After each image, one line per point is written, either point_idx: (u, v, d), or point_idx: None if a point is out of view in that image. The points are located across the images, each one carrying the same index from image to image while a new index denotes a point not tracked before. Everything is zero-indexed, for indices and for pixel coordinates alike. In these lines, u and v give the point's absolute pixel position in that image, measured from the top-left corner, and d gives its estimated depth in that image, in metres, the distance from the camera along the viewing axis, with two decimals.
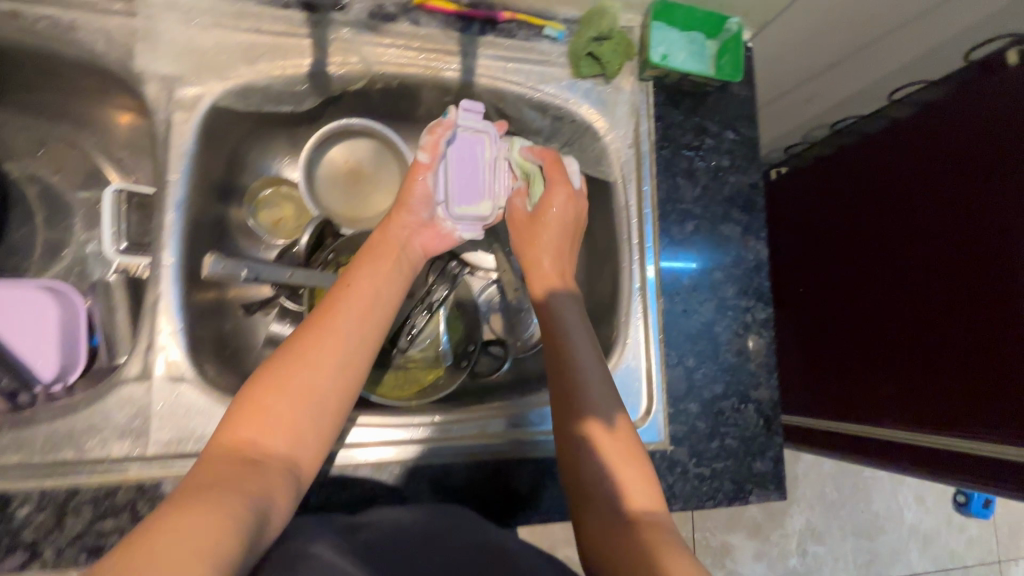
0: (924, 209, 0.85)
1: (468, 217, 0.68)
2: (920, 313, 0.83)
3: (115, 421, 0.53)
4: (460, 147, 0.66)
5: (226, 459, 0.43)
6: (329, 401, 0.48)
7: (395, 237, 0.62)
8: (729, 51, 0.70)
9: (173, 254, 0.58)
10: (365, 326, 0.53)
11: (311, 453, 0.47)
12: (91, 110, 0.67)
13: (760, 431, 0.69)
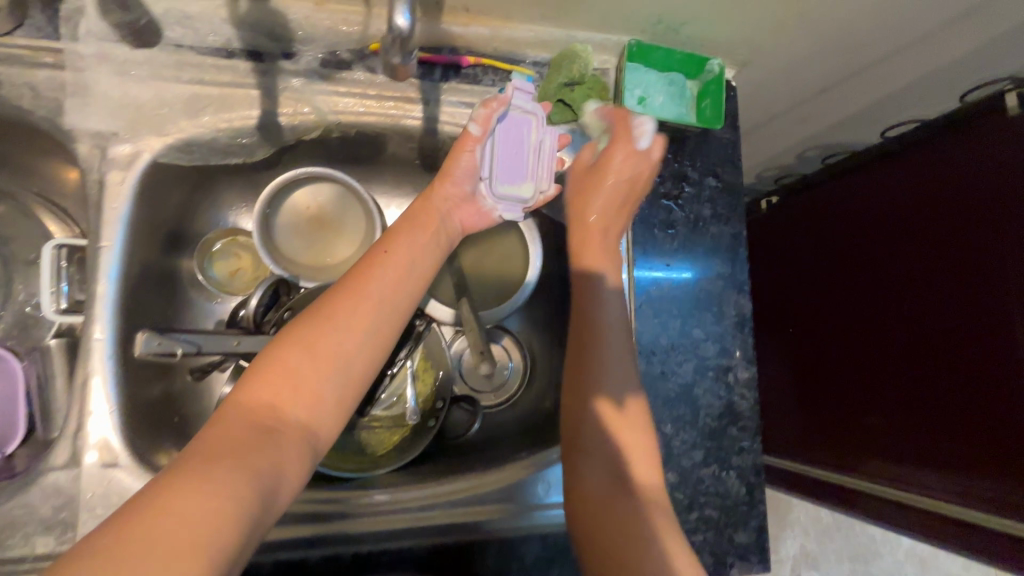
0: (917, 253, 0.82)
1: (511, 198, 0.62)
2: (915, 362, 0.81)
3: (40, 514, 0.50)
4: (509, 126, 0.59)
5: (243, 417, 0.40)
6: (351, 375, 0.45)
7: (437, 203, 0.59)
8: (710, 94, 0.66)
9: (106, 328, 0.54)
10: (393, 302, 0.50)
11: (331, 427, 0.44)
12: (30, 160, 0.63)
13: (742, 499, 0.65)
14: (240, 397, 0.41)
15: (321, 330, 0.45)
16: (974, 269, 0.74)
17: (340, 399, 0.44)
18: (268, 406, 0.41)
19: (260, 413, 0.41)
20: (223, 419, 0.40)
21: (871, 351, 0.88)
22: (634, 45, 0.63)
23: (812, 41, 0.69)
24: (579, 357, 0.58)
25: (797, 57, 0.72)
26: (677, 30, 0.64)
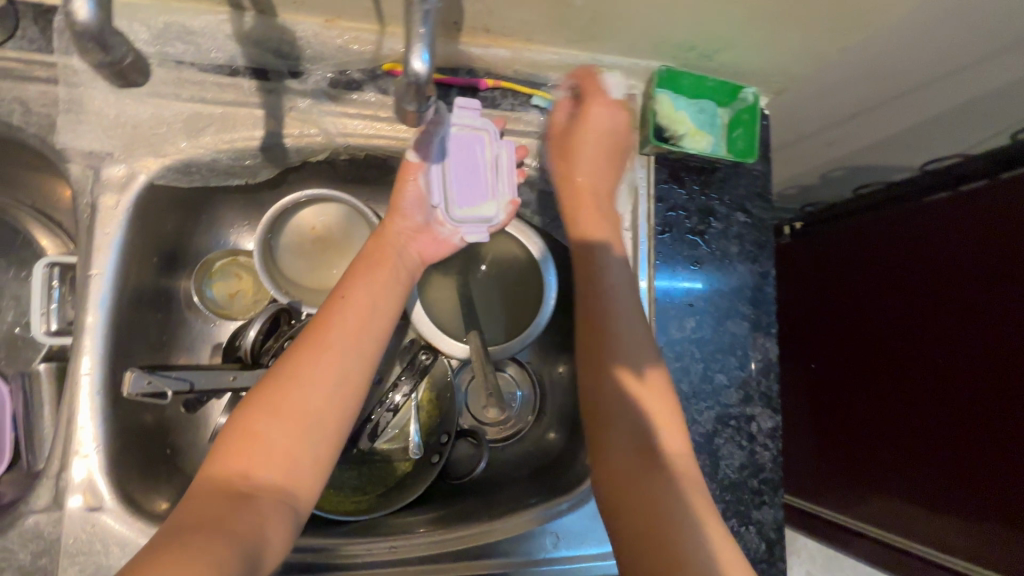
0: (910, 308, 0.78)
1: (471, 220, 0.57)
2: (909, 420, 0.79)
3: (18, 560, 0.47)
4: (454, 148, 0.55)
5: (216, 489, 0.41)
6: (325, 426, 0.46)
7: (397, 236, 0.57)
8: (742, 125, 0.62)
9: (95, 361, 0.51)
10: (359, 345, 0.50)
11: (311, 481, 0.45)
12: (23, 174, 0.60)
13: (761, 557, 0.61)
14: (213, 470, 0.43)
15: (284, 390, 0.45)
16: (967, 330, 0.71)
17: (316, 451, 0.45)
18: (241, 474, 0.42)
19: (234, 482, 0.42)
20: (198, 493, 0.41)
21: (869, 404, 0.85)
22: (664, 70, 0.59)
23: (854, 70, 0.64)
24: (590, 340, 0.56)
25: (835, 86, 0.68)
26: (710, 57, 0.60)
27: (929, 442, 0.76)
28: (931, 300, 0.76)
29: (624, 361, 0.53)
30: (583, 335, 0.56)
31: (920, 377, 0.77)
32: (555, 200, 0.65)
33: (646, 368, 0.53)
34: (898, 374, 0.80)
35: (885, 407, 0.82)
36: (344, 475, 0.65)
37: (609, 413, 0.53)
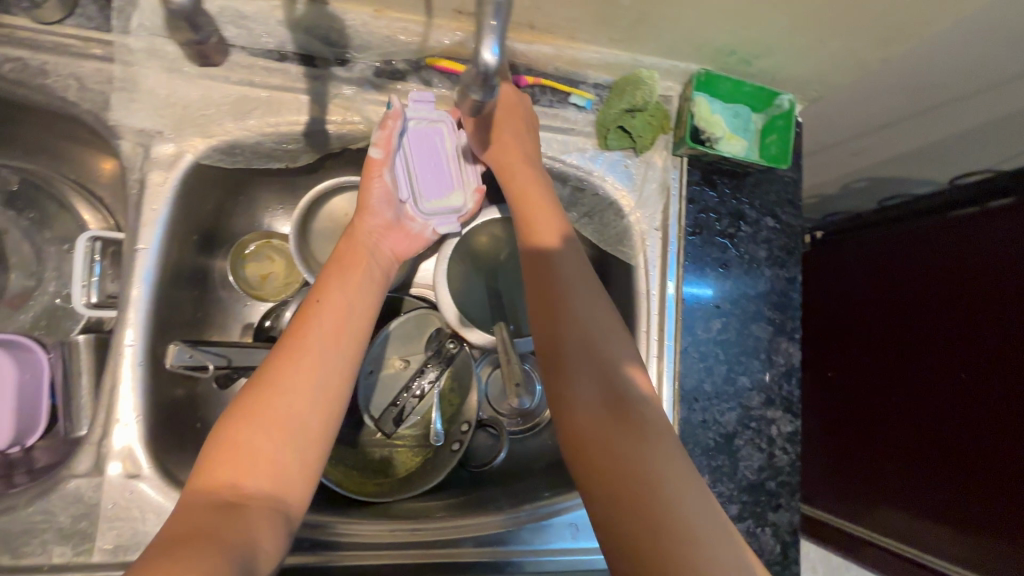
0: (912, 320, 0.81)
1: (442, 210, 0.59)
2: (915, 428, 0.80)
3: (58, 523, 0.48)
4: (418, 139, 0.56)
5: (201, 502, 0.39)
6: (311, 429, 0.44)
7: (369, 232, 0.56)
8: (776, 131, 0.63)
9: (138, 333, 0.53)
10: (340, 344, 0.48)
11: (301, 486, 0.43)
12: (70, 149, 0.61)
13: (776, 559, 0.62)
14: (196, 487, 0.40)
15: (265, 395, 0.43)
16: (966, 338, 0.73)
17: (305, 456, 0.43)
18: (224, 486, 0.40)
19: (220, 494, 0.40)
20: (182, 510, 0.39)
21: (874, 414, 0.86)
22: (702, 74, 0.60)
23: (890, 81, 0.65)
24: (541, 300, 0.52)
25: (869, 97, 0.68)
26: (749, 62, 0.60)
27: (934, 448, 0.77)
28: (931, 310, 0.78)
29: (580, 358, 0.49)
30: (533, 300, 0.53)
31: (922, 384, 0.79)
32: (587, 197, 0.66)
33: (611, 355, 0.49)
34: (901, 384, 0.82)
35: (892, 418, 0.83)
36: (368, 457, 0.67)
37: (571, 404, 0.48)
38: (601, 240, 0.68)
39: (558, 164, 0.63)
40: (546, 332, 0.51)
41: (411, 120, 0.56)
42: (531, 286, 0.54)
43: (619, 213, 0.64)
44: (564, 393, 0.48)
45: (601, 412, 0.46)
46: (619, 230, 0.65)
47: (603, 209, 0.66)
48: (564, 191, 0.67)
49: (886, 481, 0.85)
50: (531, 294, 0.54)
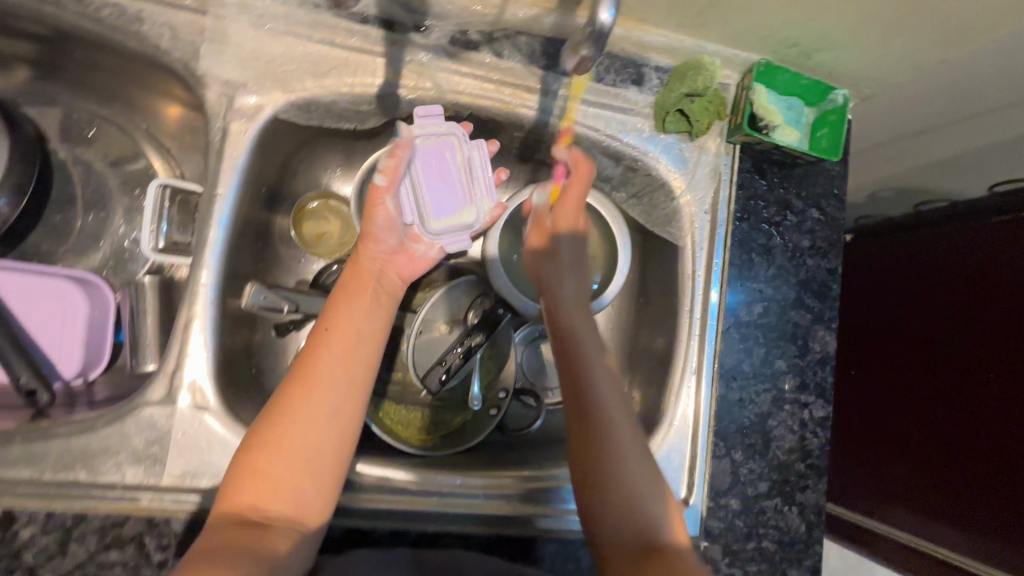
0: (946, 308, 0.80)
1: (451, 227, 0.61)
2: (943, 416, 0.79)
3: (132, 445, 0.50)
4: (424, 159, 0.60)
5: (226, 525, 0.44)
6: (324, 454, 0.48)
7: (375, 257, 0.58)
8: (829, 125, 0.65)
9: (212, 273, 0.55)
10: (348, 373, 0.51)
11: (317, 508, 0.47)
12: (152, 98, 0.65)
13: (800, 537, 0.64)
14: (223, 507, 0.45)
15: (281, 423, 0.47)
16: (989, 347, 0.74)
17: (321, 480, 0.48)
18: (248, 507, 0.45)
19: (243, 516, 0.44)
20: (214, 528, 0.44)
21: (900, 404, 0.85)
22: (762, 64, 0.61)
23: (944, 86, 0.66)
24: (570, 374, 0.55)
25: (919, 99, 0.70)
26: (809, 55, 0.62)
27: (965, 435, 0.76)
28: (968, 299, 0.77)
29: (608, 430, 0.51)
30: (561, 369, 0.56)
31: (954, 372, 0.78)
32: (638, 177, 0.68)
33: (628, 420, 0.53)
34: (933, 371, 0.80)
35: (893, 428, 0.85)
36: (409, 414, 0.69)
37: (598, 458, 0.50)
38: (649, 220, 0.70)
39: (615, 143, 0.65)
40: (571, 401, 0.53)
41: (417, 139, 0.59)
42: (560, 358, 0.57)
43: (670, 194, 0.66)
44: (589, 456, 0.51)
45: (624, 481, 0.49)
46: (667, 211, 0.67)
47: (653, 191, 0.68)
48: (615, 170, 0.69)
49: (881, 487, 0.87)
50: (563, 369, 0.56)
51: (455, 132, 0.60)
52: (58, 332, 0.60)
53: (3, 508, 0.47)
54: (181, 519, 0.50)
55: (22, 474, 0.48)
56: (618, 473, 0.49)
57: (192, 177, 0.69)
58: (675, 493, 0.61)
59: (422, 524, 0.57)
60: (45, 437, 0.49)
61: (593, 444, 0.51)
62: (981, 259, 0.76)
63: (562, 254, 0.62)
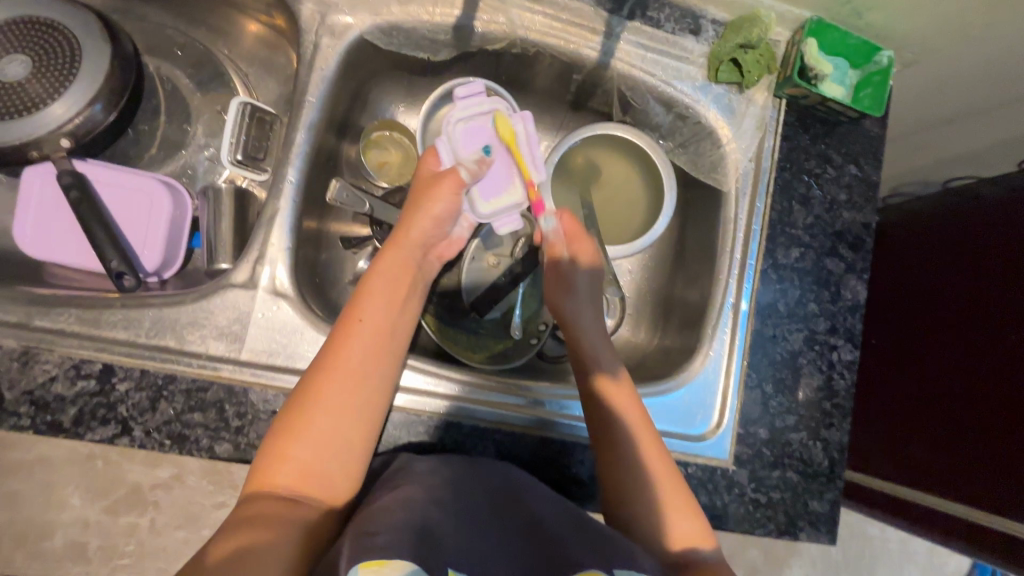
0: (966, 271, 0.81)
1: (501, 209, 0.63)
2: (955, 374, 0.79)
3: (216, 322, 0.55)
4: (468, 138, 0.63)
5: (264, 500, 0.46)
6: (353, 443, 0.50)
7: (416, 243, 0.60)
8: (873, 85, 0.68)
9: (295, 173, 0.61)
10: (377, 366, 0.53)
11: (348, 485, 0.50)
12: (245, 23, 0.70)
13: (822, 471, 0.67)
14: (254, 486, 0.47)
15: (312, 409, 0.50)
16: (984, 311, 0.77)
17: (350, 468, 0.50)
18: (282, 485, 0.47)
19: (280, 493, 0.47)
20: (248, 503, 0.46)
21: (911, 365, 0.84)
22: (814, 21, 0.65)
23: (984, 59, 0.70)
24: (590, 396, 0.62)
25: (954, 70, 0.74)
26: (860, 15, 0.66)
27: (975, 390, 0.76)
28: (991, 262, 0.78)
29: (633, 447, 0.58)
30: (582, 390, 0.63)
31: (968, 330, 0.78)
32: (687, 126, 0.72)
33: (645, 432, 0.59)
34: (947, 333, 0.81)
35: (888, 399, 0.87)
36: (455, 334, 0.73)
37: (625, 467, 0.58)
38: (694, 168, 0.74)
39: (668, 89, 0.69)
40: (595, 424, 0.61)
41: (458, 122, 0.63)
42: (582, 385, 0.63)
43: (717, 142, 0.70)
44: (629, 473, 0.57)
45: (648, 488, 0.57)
46: (713, 159, 0.71)
47: (701, 140, 0.72)
48: (666, 119, 0.73)
49: (881, 457, 0.87)
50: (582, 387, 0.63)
51: (497, 107, 0.63)
52: (145, 229, 0.65)
53: (102, 363, 0.51)
54: (257, 392, 0.54)
55: (120, 335, 0.53)
56: (628, 478, 0.57)
57: (267, 99, 0.74)
58: (706, 419, 0.66)
59: (471, 420, 0.62)
60: (141, 305, 0.54)
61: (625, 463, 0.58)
62: (1008, 226, 0.77)
63: (579, 284, 0.65)
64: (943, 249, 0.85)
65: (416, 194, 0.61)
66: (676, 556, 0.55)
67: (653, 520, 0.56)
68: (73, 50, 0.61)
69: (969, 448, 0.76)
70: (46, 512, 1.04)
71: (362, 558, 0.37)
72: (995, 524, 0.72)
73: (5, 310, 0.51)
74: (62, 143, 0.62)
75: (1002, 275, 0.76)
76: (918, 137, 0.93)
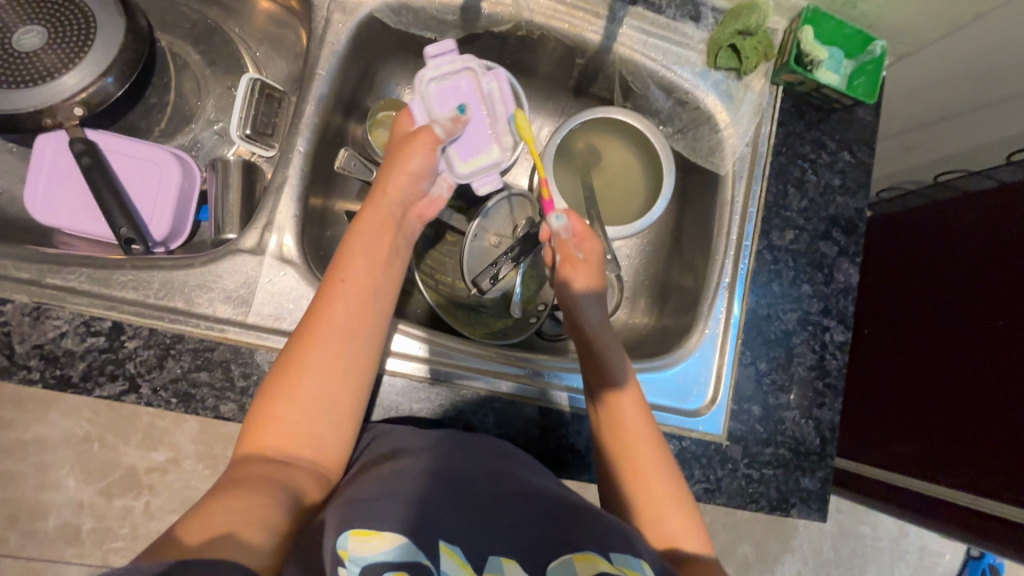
0: (964, 261, 0.81)
1: (480, 169, 0.64)
2: (952, 364, 0.79)
3: (224, 285, 0.56)
4: (443, 97, 0.63)
5: (251, 460, 0.46)
6: (341, 404, 0.50)
7: (394, 203, 0.61)
8: (866, 74, 0.70)
9: (305, 144, 0.62)
10: (360, 324, 0.53)
11: (335, 449, 0.50)
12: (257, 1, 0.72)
13: (814, 449, 0.68)
14: (243, 451, 0.47)
15: (297, 370, 0.50)
16: (985, 299, 0.77)
17: (337, 429, 0.50)
18: (269, 446, 0.47)
19: (266, 454, 0.46)
20: (238, 467, 0.46)
21: (911, 356, 0.84)
22: (810, 9, 0.67)
23: (973, 52, 0.73)
24: (594, 381, 0.61)
25: (944, 63, 0.76)
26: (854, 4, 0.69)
27: (970, 380, 0.76)
28: (987, 252, 0.78)
29: (622, 408, 0.58)
30: (586, 378, 0.62)
31: (962, 320, 0.79)
32: (686, 111, 0.74)
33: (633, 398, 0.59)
34: (948, 322, 0.80)
35: (888, 390, 0.86)
36: (457, 310, 0.75)
37: (617, 436, 0.58)
38: (692, 153, 0.75)
39: (669, 74, 0.70)
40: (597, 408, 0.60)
41: (432, 81, 0.62)
42: (586, 373, 0.62)
43: (715, 127, 0.72)
44: (623, 441, 0.57)
45: (643, 463, 0.56)
46: (711, 143, 0.73)
47: (699, 125, 0.74)
48: (666, 104, 0.74)
49: (878, 444, 0.87)
50: (587, 377, 0.62)
51: (470, 65, 0.63)
52: (155, 199, 0.66)
53: (112, 321, 0.52)
54: (263, 353, 0.55)
55: (130, 295, 0.54)
56: (622, 447, 0.57)
57: (276, 78, 0.76)
58: (700, 395, 0.68)
59: (472, 389, 0.63)
60: (151, 267, 0.55)
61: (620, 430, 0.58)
62: (1010, 213, 0.77)
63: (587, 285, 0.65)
64: (944, 240, 0.85)
65: (393, 154, 0.61)
66: (672, 529, 0.53)
67: (650, 494, 0.55)
68: (85, 15, 0.62)
69: (967, 437, 0.75)
70: (41, 493, 1.04)
71: (353, 525, 0.39)
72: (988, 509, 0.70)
73: (18, 269, 0.53)
74: (74, 111, 0.63)
75: (997, 266, 0.76)
76: (911, 134, 0.95)
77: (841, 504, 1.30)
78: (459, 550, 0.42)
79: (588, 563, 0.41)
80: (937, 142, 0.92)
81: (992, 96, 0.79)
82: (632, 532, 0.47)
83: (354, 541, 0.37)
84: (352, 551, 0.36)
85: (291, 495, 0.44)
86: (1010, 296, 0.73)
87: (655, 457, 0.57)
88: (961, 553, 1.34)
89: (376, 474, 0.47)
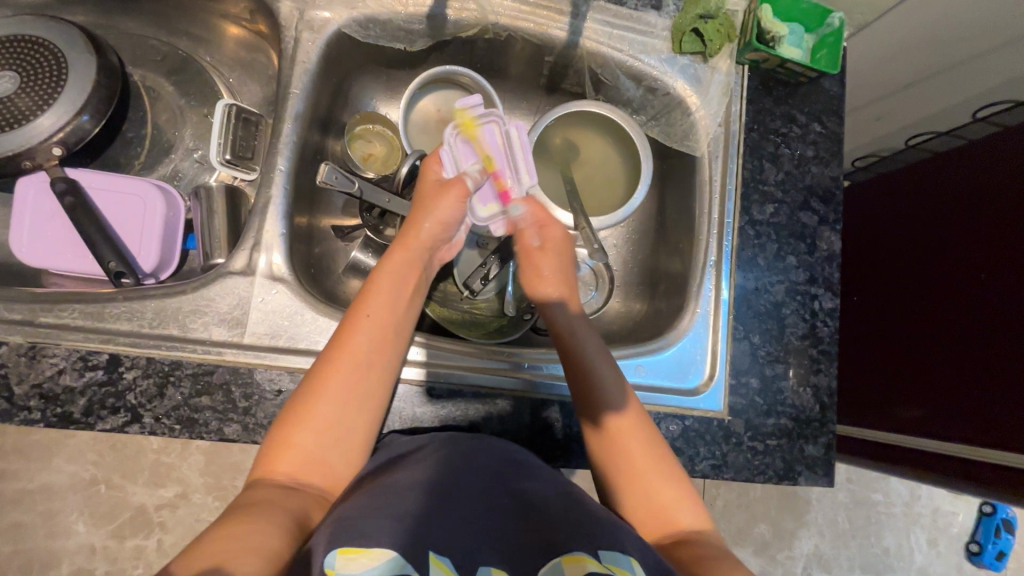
0: (948, 224, 0.82)
1: (495, 215, 0.68)
2: (944, 327, 0.79)
3: (218, 308, 0.57)
4: (469, 151, 0.68)
5: (262, 486, 0.46)
6: (354, 438, 0.51)
7: (425, 244, 0.61)
8: (827, 46, 0.72)
9: (285, 162, 0.63)
10: (383, 362, 0.53)
11: (342, 476, 0.50)
12: (226, 27, 0.73)
13: (816, 415, 0.69)
14: (257, 474, 0.48)
15: (314, 403, 0.50)
16: (977, 253, 0.77)
17: (347, 457, 0.51)
18: (283, 474, 0.47)
19: (279, 482, 0.47)
20: (249, 491, 0.46)
21: (906, 317, 0.85)
22: None
23: (926, 19, 0.75)
24: (582, 394, 0.59)
25: (898, 31, 0.78)
26: None
27: (968, 334, 0.76)
28: (970, 214, 0.79)
29: (609, 409, 0.57)
30: (579, 400, 0.59)
31: (956, 277, 0.79)
32: (657, 99, 0.75)
33: (620, 416, 0.57)
34: (938, 279, 0.81)
35: (887, 353, 0.87)
36: (451, 313, 0.75)
37: (615, 448, 0.56)
38: (667, 138, 0.77)
39: (636, 63, 0.72)
40: (589, 422, 0.58)
41: (460, 134, 0.67)
42: (573, 385, 0.60)
43: (686, 110, 0.73)
44: (621, 446, 0.56)
45: (638, 462, 0.55)
46: (685, 126, 0.74)
47: (672, 111, 0.75)
48: (637, 93, 0.76)
49: (885, 409, 0.86)
50: (576, 392, 0.60)
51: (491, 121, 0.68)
52: (141, 231, 0.67)
53: (109, 353, 0.53)
54: (262, 372, 0.55)
55: (124, 327, 0.55)
56: (623, 450, 0.56)
57: (251, 101, 0.77)
58: (698, 373, 0.69)
59: (470, 387, 0.64)
60: (143, 297, 0.56)
61: (616, 438, 0.56)
62: (989, 166, 0.78)
63: (546, 272, 0.65)
64: (927, 199, 0.86)
65: (427, 201, 0.62)
66: (668, 527, 0.53)
67: (644, 486, 0.54)
68: (34, 43, 0.63)
69: (969, 391, 0.75)
70: (50, 540, 1.03)
71: (341, 542, 0.39)
72: (985, 457, 0.71)
73: (10, 310, 0.53)
74: (53, 152, 0.63)
75: (982, 229, 0.77)
76: (879, 106, 0.97)
77: (851, 474, 1.31)
78: (450, 560, 0.42)
79: (576, 564, 0.42)
80: (905, 107, 0.94)
81: (950, 61, 0.81)
82: (631, 535, 0.47)
83: (341, 560, 0.37)
84: (340, 570, 0.36)
85: (290, 517, 0.43)
86: (1003, 250, 0.73)
87: (644, 440, 0.56)
88: (974, 512, 1.34)
89: (379, 492, 0.47)
